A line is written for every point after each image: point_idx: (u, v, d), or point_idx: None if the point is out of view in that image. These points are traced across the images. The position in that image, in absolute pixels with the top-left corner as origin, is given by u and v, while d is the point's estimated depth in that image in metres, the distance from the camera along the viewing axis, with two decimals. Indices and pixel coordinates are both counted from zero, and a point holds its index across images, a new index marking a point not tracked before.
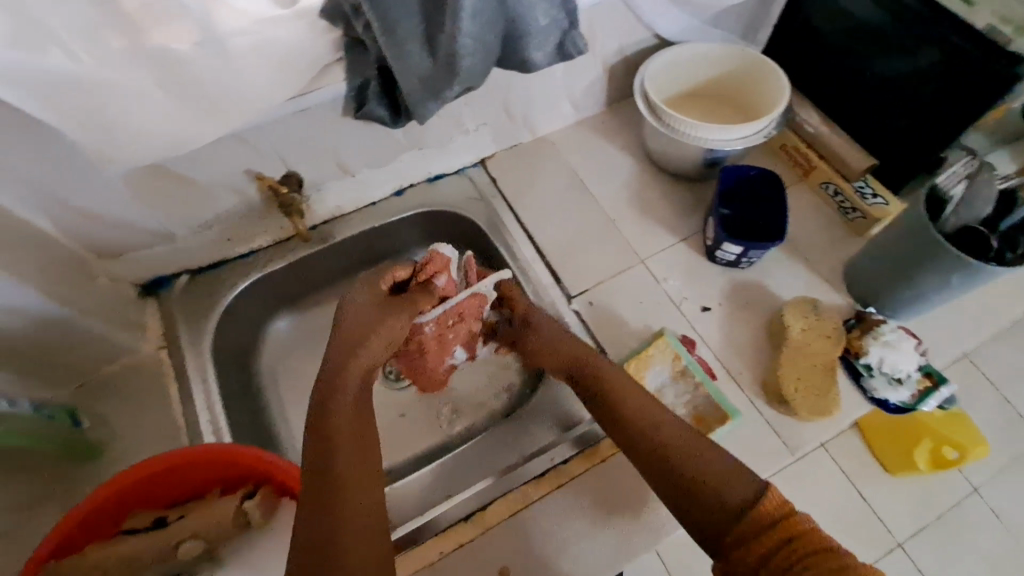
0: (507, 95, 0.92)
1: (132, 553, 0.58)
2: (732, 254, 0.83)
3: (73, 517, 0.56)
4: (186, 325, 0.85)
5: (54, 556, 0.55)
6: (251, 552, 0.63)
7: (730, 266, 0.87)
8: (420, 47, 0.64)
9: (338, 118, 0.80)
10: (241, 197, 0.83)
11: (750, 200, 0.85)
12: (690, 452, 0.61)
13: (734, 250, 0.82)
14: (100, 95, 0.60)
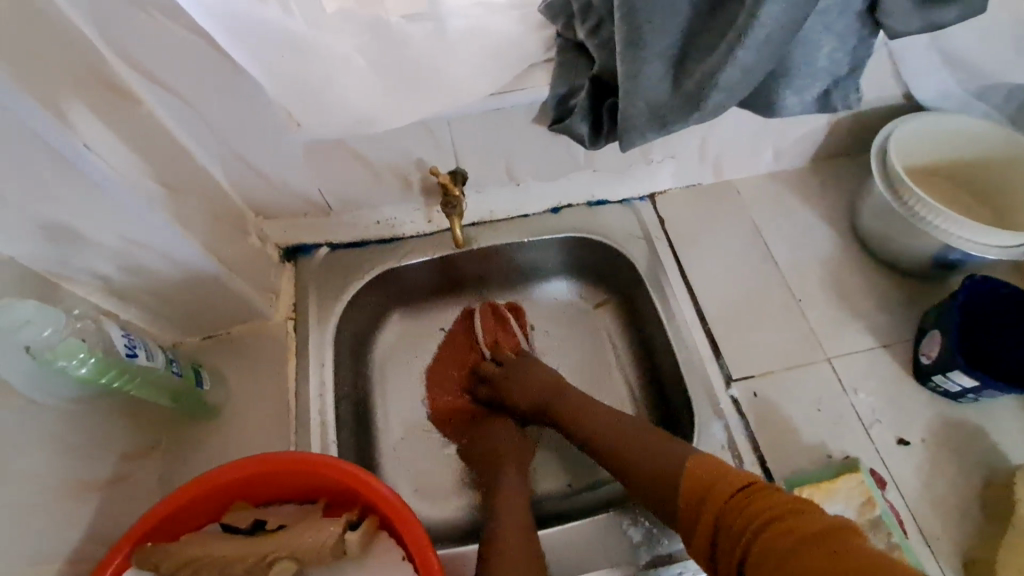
0: (708, 130, 0.80)
1: (222, 558, 0.52)
2: (956, 385, 0.67)
3: (193, 489, 0.54)
4: (316, 301, 0.82)
5: (153, 536, 0.54)
6: None
7: (945, 396, 0.70)
8: (663, 69, 0.54)
9: (526, 123, 0.72)
10: (401, 182, 0.78)
11: (995, 325, 0.68)
12: (675, 472, 0.60)
13: (966, 382, 0.65)
14: (308, 55, 0.56)
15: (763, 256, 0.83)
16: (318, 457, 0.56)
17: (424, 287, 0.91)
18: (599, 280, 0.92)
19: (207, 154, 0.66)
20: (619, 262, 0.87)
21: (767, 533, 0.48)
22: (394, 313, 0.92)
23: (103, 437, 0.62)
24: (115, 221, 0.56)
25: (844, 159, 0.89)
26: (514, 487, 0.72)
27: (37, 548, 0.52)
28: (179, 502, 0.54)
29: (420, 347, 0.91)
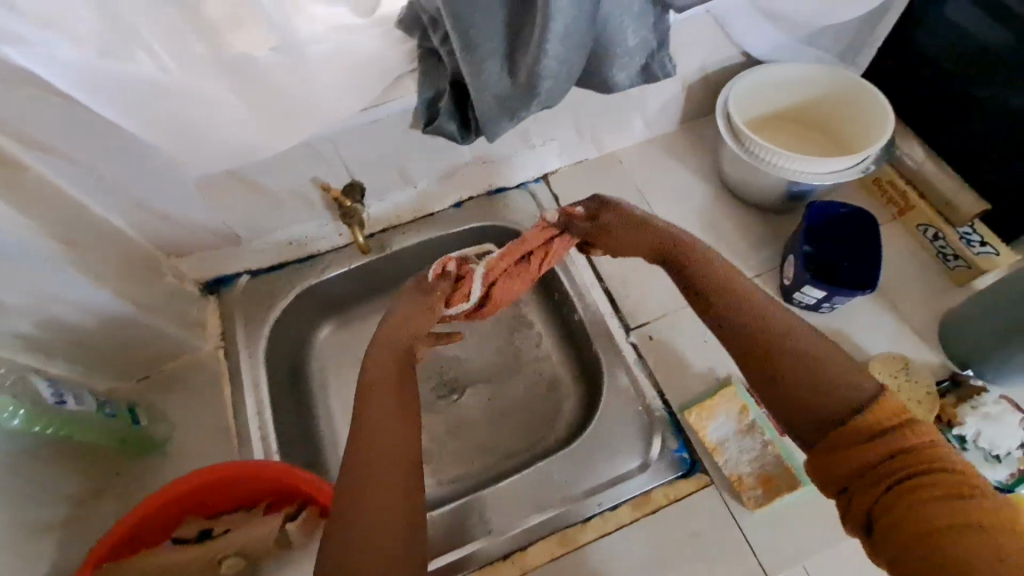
0: (578, 109, 0.88)
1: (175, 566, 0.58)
2: (812, 298, 0.77)
3: (135, 516, 0.59)
4: (244, 327, 0.87)
5: None
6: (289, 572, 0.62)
7: (809, 309, 0.80)
8: (500, 64, 0.60)
9: (406, 130, 0.78)
10: (303, 202, 0.83)
11: (835, 240, 0.79)
12: (818, 384, 0.49)
13: (816, 294, 0.76)
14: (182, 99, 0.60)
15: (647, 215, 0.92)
16: (246, 462, 0.61)
17: (350, 296, 0.97)
18: None
19: (105, 207, 0.70)
20: None
21: (897, 475, 0.44)
22: (328, 325, 0.97)
23: (50, 483, 0.66)
24: (21, 283, 0.60)
25: (708, 117, 0.99)
26: (384, 408, 0.54)
27: None
28: (126, 529, 0.58)
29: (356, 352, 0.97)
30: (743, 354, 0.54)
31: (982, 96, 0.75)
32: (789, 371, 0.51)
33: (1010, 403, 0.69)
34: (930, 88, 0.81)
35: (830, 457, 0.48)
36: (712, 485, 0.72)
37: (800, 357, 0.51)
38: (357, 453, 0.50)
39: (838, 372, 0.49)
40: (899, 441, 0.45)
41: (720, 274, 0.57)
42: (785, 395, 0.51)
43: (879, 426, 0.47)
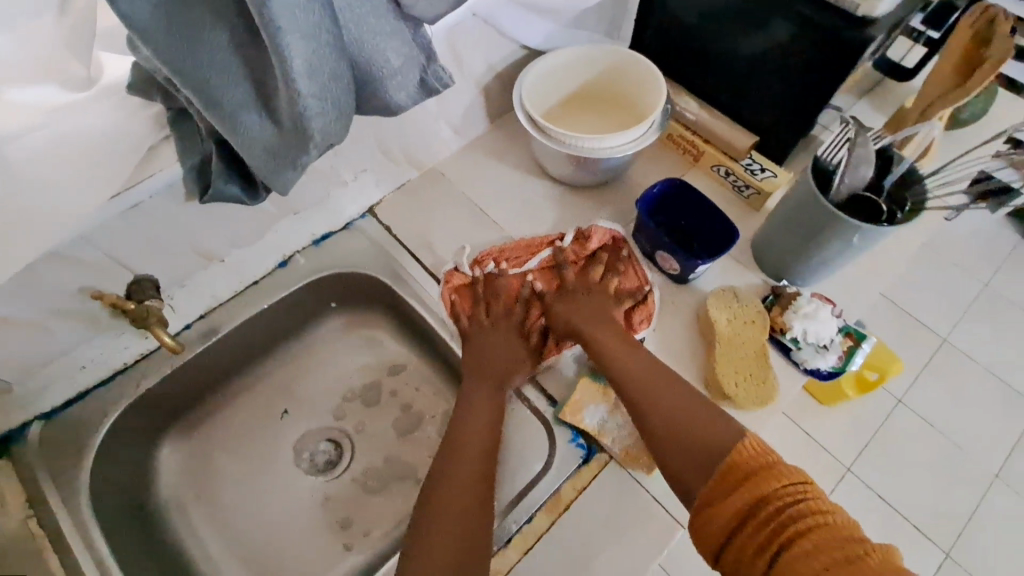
0: (380, 134, 0.83)
1: None
2: (701, 270, 0.82)
3: None
4: (54, 484, 0.71)
5: None
6: None
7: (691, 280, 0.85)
8: (258, 115, 0.53)
9: (184, 205, 0.68)
10: (85, 318, 0.70)
11: (669, 216, 0.85)
12: (703, 434, 0.61)
13: (707, 266, 0.81)
14: None
15: (484, 220, 0.92)
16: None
17: (188, 400, 0.84)
18: (366, 304, 0.94)
19: None
20: (370, 281, 0.90)
21: (783, 537, 0.49)
22: (169, 442, 0.84)
23: None
24: None
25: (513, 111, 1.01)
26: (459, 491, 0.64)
27: None
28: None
29: (216, 458, 0.85)
30: (639, 409, 0.67)
31: (724, 45, 0.84)
32: (687, 460, 0.60)
33: (820, 298, 0.80)
34: (685, 46, 0.90)
35: (711, 511, 0.54)
36: (611, 461, 0.74)
37: (693, 421, 0.63)
38: (419, 541, 0.61)
39: (720, 450, 0.58)
40: (765, 486, 0.52)
41: (629, 371, 0.70)
42: (682, 449, 0.61)
43: (767, 493, 0.52)
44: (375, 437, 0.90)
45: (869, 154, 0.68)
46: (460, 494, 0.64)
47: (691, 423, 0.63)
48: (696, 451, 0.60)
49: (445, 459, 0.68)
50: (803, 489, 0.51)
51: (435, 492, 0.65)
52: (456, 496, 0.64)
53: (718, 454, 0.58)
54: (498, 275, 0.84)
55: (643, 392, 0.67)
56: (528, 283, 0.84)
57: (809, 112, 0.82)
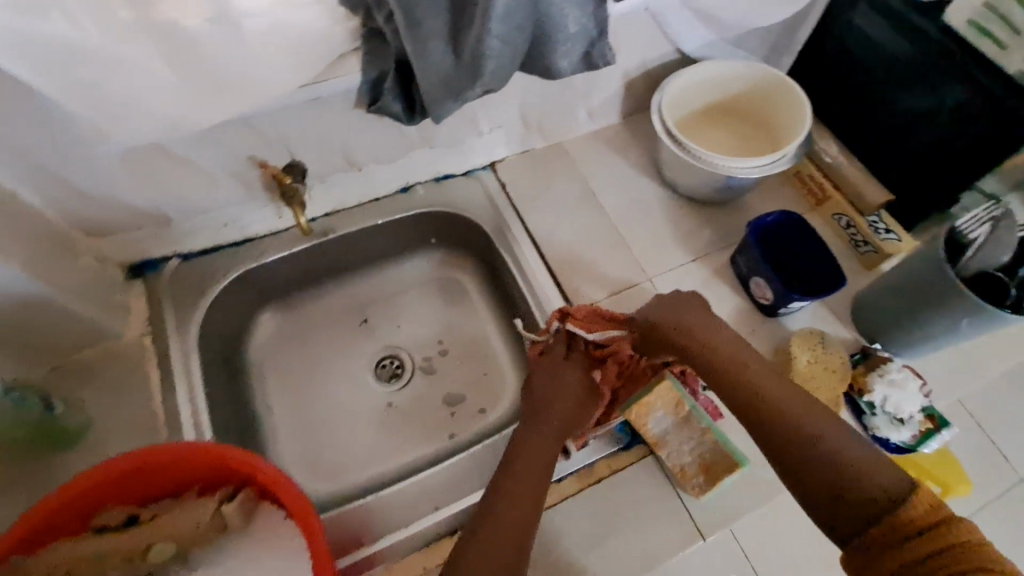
0: (524, 98, 0.90)
1: (109, 549, 0.61)
2: (795, 308, 0.82)
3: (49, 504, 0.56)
4: (174, 312, 0.82)
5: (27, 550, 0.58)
6: (226, 554, 0.64)
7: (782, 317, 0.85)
8: (444, 44, 0.61)
9: (350, 110, 0.77)
10: (242, 182, 0.80)
11: (776, 247, 0.84)
12: (858, 470, 0.55)
13: (802, 305, 0.80)
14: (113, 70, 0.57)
15: (593, 203, 0.96)
16: (177, 442, 0.60)
17: (291, 282, 0.95)
18: (461, 248, 1.01)
19: (15, 180, 0.65)
20: (473, 228, 0.96)
21: None
22: (264, 312, 0.94)
23: None
24: None
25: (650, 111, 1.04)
26: (508, 514, 0.64)
27: None
28: (47, 508, 0.57)
29: (297, 338, 0.96)
30: (767, 413, 0.64)
31: (884, 95, 0.83)
32: (844, 505, 0.55)
33: (910, 370, 0.77)
34: (843, 88, 0.89)
35: (880, 561, 0.50)
36: (648, 457, 0.75)
37: (830, 445, 0.59)
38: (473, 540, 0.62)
39: (879, 490, 0.53)
40: (938, 536, 0.47)
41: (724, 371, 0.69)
42: (835, 497, 0.55)
43: (939, 537, 0.47)
44: (436, 367, 0.97)
45: (1010, 238, 0.66)
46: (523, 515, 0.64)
47: (845, 451, 0.58)
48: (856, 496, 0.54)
49: (500, 485, 0.67)
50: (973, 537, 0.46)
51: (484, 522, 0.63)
52: (506, 517, 0.63)
53: (882, 500, 0.52)
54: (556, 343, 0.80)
55: (771, 399, 0.65)
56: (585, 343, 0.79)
57: (957, 184, 0.79)
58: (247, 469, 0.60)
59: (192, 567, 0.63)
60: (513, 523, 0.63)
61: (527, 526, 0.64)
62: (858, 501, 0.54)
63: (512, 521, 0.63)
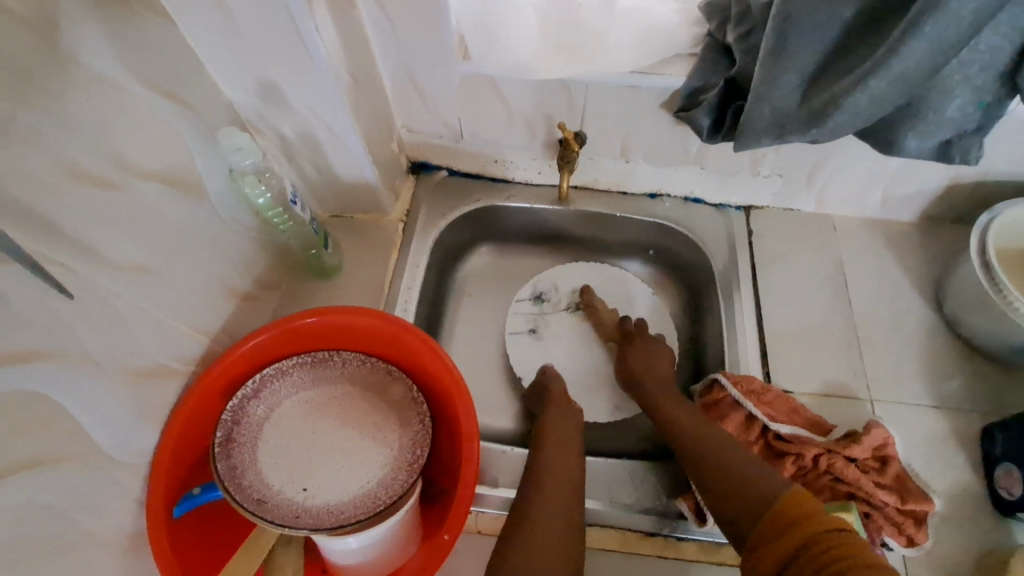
0: (826, 159, 0.83)
1: (344, 374, 0.69)
2: None
3: (294, 324, 0.69)
4: (427, 211, 0.94)
5: (261, 348, 0.68)
6: (410, 412, 0.67)
7: (1015, 522, 0.71)
8: (799, 80, 0.59)
9: (655, 108, 0.78)
10: (532, 132, 0.87)
11: None
12: (715, 445, 0.67)
13: None
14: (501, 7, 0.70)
15: (840, 291, 0.87)
16: (429, 339, 0.69)
17: (515, 231, 1.01)
18: (675, 272, 0.99)
19: (385, 65, 0.78)
20: (701, 261, 0.93)
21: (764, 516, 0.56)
22: (481, 244, 1.02)
23: (245, 260, 0.75)
24: (311, 99, 0.69)
25: (952, 226, 0.91)
26: (560, 461, 0.69)
27: (188, 322, 0.65)
28: (284, 332, 0.69)
29: (497, 278, 1.02)
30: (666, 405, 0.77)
31: None
32: (732, 509, 0.60)
33: None
34: None
35: (764, 555, 0.54)
36: None
37: (704, 437, 0.69)
38: (536, 485, 0.66)
39: (742, 475, 0.62)
40: (793, 512, 0.54)
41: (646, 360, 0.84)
42: (721, 488, 0.63)
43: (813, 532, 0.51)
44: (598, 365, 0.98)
45: None
46: (566, 464, 0.69)
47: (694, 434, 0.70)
48: (713, 487, 0.63)
49: (548, 445, 0.71)
50: (831, 535, 0.50)
51: (540, 464, 0.69)
52: (553, 464, 0.68)
53: (762, 501, 0.57)
54: (735, 410, 0.76)
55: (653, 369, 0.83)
56: (765, 429, 0.75)
57: None
58: (449, 390, 0.68)
59: (390, 399, 0.68)
60: (570, 494, 0.65)
61: (573, 506, 0.64)
62: (722, 487, 0.62)
63: (557, 466, 0.68)
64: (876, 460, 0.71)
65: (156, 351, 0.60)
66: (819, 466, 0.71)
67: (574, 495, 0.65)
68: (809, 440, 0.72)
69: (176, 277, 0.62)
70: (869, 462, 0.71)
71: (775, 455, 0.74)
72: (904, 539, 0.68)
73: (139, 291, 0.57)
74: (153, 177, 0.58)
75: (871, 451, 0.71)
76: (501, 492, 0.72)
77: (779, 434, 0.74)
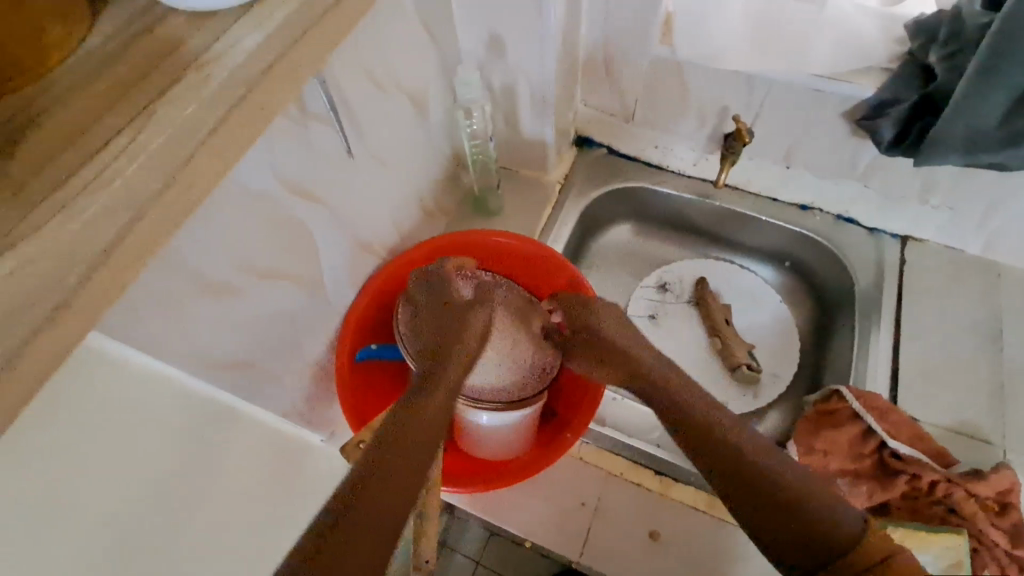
0: (1009, 200, 0.81)
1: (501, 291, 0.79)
2: None
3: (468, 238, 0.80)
4: (583, 180, 1.03)
5: (436, 253, 0.80)
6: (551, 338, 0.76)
7: None
8: (1004, 102, 0.61)
9: (835, 116, 0.81)
10: (702, 122, 0.93)
11: None
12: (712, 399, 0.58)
13: None
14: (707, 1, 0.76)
15: (994, 338, 0.83)
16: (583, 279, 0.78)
17: (656, 216, 1.07)
18: (810, 287, 0.99)
19: (588, 40, 0.88)
20: (842, 278, 0.93)
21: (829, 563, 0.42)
22: (621, 222, 1.09)
23: (435, 183, 0.89)
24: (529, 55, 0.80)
25: None
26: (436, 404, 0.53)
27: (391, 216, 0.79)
28: (457, 243, 0.80)
29: (629, 256, 1.08)
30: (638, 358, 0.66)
31: None
32: (748, 495, 0.48)
33: None
34: None
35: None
36: None
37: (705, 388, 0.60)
38: (408, 421, 0.50)
39: (759, 457, 0.51)
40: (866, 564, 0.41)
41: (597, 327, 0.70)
42: (730, 466, 0.51)
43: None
44: None
45: None
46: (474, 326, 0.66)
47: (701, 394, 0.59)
48: (731, 475, 0.50)
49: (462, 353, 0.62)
50: None
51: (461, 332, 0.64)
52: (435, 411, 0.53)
53: (788, 495, 0.47)
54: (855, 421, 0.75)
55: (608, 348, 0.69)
56: (882, 446, 0.75)
57: None
58: None
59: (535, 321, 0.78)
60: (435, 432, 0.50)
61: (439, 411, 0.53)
62: (741, 476, 0.49)
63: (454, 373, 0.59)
64: (1003, 504, 0.69)
65: (369, 229, 0.74)
66: (935, 493, 0.70)
67: (431, 443, 0.49)
68: (929, 466, 0.71)
69: (395, 176, 0.77)
70: (994, 505, 0.69)
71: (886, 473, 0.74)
72: None
73: (373, 177, 0.71)
74: (406, 91, 0.73)
75: (999, 495, 0.69)
76: (607, 432, 0.79)
77: (896, 454, 0.73)
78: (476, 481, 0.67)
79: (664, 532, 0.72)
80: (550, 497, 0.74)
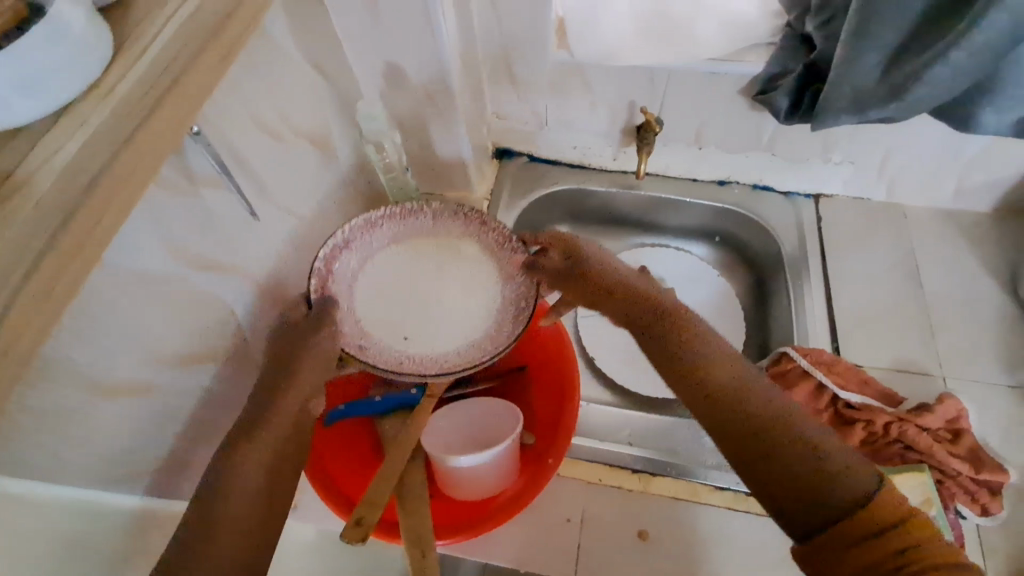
0: (899, 147, 0.87)
1: None
2: None
3: None
4: (509, 192, 1.03)
5: None
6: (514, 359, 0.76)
7: None
8: (879, 60, 0.65)
9: (732, 94, 0.84)
10: (612, 118, 0.94)
11: None
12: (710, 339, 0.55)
13: None
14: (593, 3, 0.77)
15: (911, 275, 0.89)
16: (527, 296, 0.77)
17: (587, 214, 1.08)
18: (742, 258, 1.03)
19: (486, 56, 0.88)
20: (769, 245, 0.97)
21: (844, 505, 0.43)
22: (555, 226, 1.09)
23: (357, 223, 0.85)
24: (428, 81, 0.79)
25: None
26: (255, 470, 0.49)
27: None
28: None
29: None
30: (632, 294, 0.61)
31: None
32: (751, 441, 0.48)
33: None
34: None
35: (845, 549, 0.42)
36: None
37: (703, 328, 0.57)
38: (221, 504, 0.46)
39: (762, 400, 0.50)
40: (883, 513, 0.43)
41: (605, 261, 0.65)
42: (738, 412, 0.50)
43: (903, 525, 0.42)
44: None
45: None
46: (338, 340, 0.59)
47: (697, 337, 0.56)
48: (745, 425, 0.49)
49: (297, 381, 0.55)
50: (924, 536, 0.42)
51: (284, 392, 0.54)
52: (245, 494, 0.47)
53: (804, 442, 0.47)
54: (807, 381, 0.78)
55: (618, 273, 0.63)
56: (835, 399, 0.78)
57: None
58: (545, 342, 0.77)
59: None
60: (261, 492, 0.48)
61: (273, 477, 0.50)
62: (747, 426, 0.49)
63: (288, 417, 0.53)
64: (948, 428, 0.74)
65: (293, 285, 0.70)
66: (890, 434, 0.73)
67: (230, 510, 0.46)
68: (880, 409, 0.75)
69: (310, 224, 0.73)
70: (942, 432, 0.73)
71: (846, 424, 0.76)
72: (976, 504, 0.70)
73: (286, 231, 0.68)
74: (305, 136, 0.69)
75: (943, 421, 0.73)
76: (577, 441, 0.78)
77: (849, 404, 0.77)
78: (466, 527, 0.65)
79: (652, 530, 0.71)
80: (534, 522, 0.72)
